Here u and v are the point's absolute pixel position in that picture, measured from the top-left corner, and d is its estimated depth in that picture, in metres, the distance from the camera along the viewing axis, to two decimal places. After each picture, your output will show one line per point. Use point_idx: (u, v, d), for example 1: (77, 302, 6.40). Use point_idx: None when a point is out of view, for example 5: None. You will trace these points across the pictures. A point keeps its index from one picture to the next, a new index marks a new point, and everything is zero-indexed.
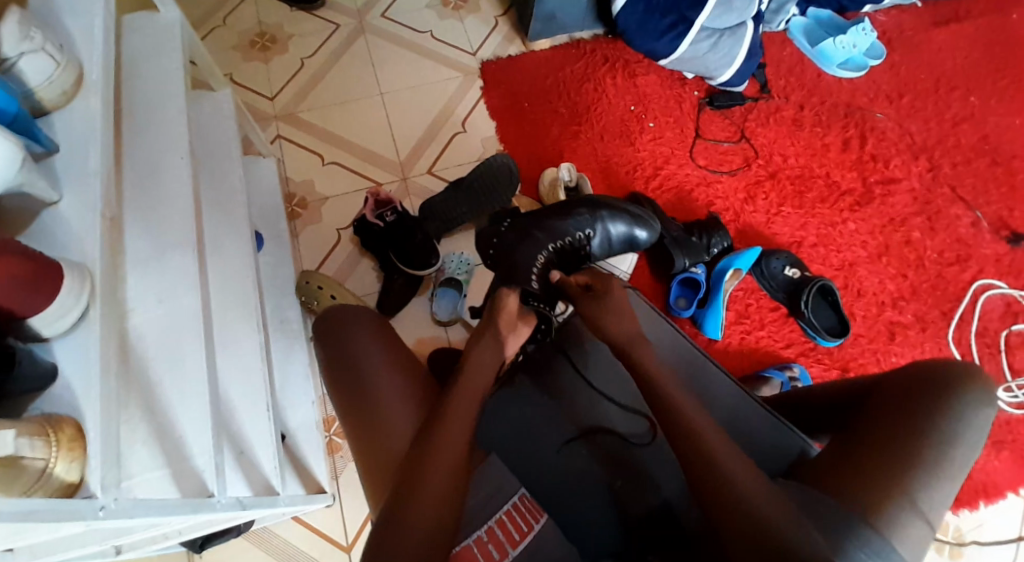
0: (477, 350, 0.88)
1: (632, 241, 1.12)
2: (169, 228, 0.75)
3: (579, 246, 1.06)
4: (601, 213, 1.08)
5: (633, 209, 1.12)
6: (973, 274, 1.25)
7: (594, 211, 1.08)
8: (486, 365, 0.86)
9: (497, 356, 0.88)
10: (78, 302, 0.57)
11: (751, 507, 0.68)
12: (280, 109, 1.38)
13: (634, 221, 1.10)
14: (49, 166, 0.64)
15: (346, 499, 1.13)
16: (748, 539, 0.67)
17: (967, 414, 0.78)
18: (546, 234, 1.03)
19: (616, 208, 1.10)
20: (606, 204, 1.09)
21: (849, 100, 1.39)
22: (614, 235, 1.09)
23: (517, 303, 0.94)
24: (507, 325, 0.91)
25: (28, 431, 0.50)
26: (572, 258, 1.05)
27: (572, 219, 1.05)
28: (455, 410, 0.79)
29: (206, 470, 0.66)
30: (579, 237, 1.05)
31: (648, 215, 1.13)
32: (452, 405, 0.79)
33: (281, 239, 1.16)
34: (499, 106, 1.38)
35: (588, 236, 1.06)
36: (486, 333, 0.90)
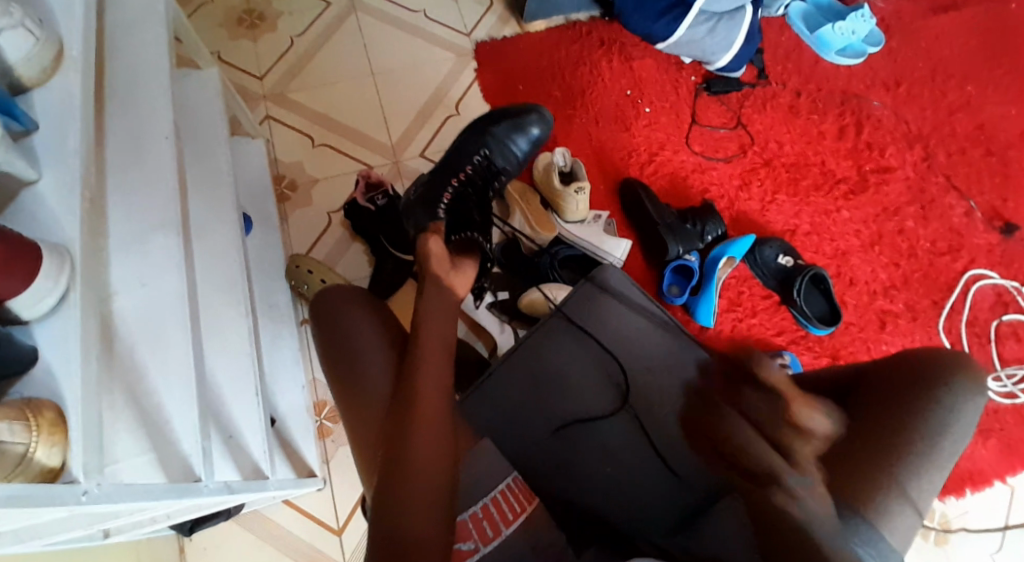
0: (429, 311, 0.86)
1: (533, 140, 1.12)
2: (154, 209, 0.73)
3: (483, 169, 1.07)
4: (488, 128, 1.08)
5: (514, 111, 1.11)
6: (965, 264, 1.25)
7: (480, 133, 1.08)
8: (443, 338, 0.83)
9: (444, 305, 0.87)
10: (56, 286, 0.56)
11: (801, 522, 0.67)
12: (269, 89, 1.35)
13: (520, 122, 1.10)
14: (27, 145, 0.62)
15: (337, 483, 1.12)
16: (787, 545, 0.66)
17: (957, 403, 0.78)
18: (446, 170, 1.06)
19: (500, 120, 1.09)
20: (487, 119, 1.09)
21: (846, 87, 1.38)
22: (512, 146, 1.09)
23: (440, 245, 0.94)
24: (442, 274, 0.91)
25: (6, 416, 0.49)
26: (480, 180, 1.07)
27: (462, 148, 1.07)
28: (428, 401, 0.76)
29: (193, 455, 0.64)
30: (478, 160, 1.07)
31: (530, 107, 1.12)
32: (428, 392, 0.77)
33: (269, 223, 1.14)
34: (493, 88, 1.36)
35: (486, 155, 1.07)
36: (427, 284, 0.90)
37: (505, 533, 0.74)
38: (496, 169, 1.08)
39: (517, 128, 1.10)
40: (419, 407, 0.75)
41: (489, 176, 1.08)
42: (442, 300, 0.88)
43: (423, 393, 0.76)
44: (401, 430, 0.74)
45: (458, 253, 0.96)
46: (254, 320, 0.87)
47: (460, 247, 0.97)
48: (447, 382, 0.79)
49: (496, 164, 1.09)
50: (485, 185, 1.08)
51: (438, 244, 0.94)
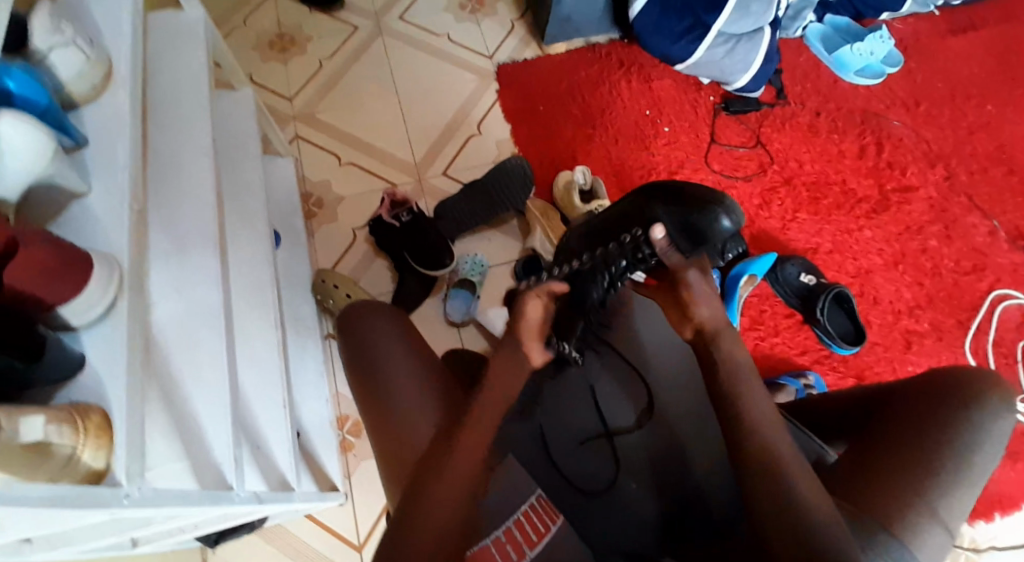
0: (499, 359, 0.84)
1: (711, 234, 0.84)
2: (192, 223, 0.75)
3: (633, 247, 0.87)
4: (652, 203, 0.88)
5: (716, 196, 0.87)
6: (990, 283, 1.24)
7: (637, 213, 0.88)
8: (509, 373, 0.83)
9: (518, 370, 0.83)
10: (105, 295, 0.58)
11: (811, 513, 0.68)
12: (297, 109, 1.38)
13: (701, 211, 0.84)
14: (78, 158, 0.65)
15: (357, 498, 1.12)
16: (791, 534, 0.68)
17: (984, 420, 0.77)
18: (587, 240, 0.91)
19: (677, 198, 0.87)
20: (667, 195, 0.88)
21: (865, 108, 1.39)
22: (679, 236, 0.84)
23: (540, 314, 0.83)
24: (524, 337, 0.82)
25: (56, 418, 0.51)
26: (619, 265, 0.88)
27: (615, 221, 0.90)
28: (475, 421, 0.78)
29: (225, 463, 0.65)
30: (629, 237, 0.87)
31: (724, 197, 0.87)
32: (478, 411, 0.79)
33: (297, 239, 1.16)
34: (516, 108, 1.38)
35: (640, 235, 0.87)
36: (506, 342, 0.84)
37: (528, 558, 0.74)
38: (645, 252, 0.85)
39: (700, 214, 0.84)
40: (467, 422, 0.78)
41: (635, 256, 0.87)
42: (513, 361, 0.83)
43: (475, 411, 0.79)
44: (444, 441, 0.76)
45: (557, 321, 0.85)
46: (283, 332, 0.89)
47: (557, 322, 0.86)
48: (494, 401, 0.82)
49: (641, 249, 0.86)
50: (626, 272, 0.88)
51: (535, 309, 0.83)
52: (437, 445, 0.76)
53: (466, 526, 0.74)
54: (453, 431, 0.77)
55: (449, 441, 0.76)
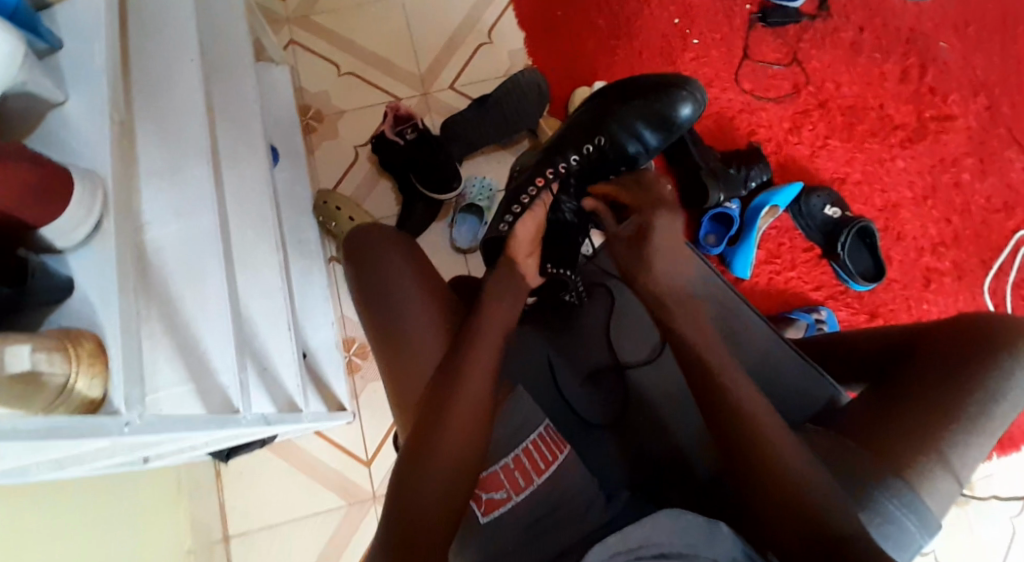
0: (495, 283, 0.82)
1: (664, 124, 1.01)
2: (184, 136, 0.69)
3: (599, 154, 1.00)
4: (611, 110, 1.01)
5: (670, 84, 1.02)
6: (1019, 223, 1.19)
7: (597, 120, 1.01)
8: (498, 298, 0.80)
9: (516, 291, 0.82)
10: (91, 213, 0.53)
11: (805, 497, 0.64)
12: (294, 10, 1.28)
13: (655, 111, 1.01)
14: (53, 63, 0.58)
15: (366, 417, 1.11)
16: (805, 525, 0.62)
17: (1013, 370, 0.75)
18: (551, 153, 1.00)
19: (632, 99, 1.01)
20: (623, 101, 1.01)
21: (913, 25, 1.27)
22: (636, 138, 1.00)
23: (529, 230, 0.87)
24: (517, 256, 0.85)
25: (46, 346, 0.46)
26: (591, 170, 0.99)
27: (579, 134, 1.01)
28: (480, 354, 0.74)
29: (231, 387, 0.62)
30: (594, 145, 1.00)
31: (684, 81, 1.02)
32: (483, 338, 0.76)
33: (297, 155, 1.10)
34: (533, 14, 1.28)
35: (600, 141, 1.00)
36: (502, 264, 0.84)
37: (536, 484, 0.74)
38: (609, 159, 1.00)
39: (662, 107, 1.01)
40: (470, 360, 0.74)
41: (601, 165, 1.00)
42: (512, 286, 0.83)
43: (474, 347, 0.75)
44: (450, 374, 0.73)
45: (547, 238, 0.90)
46: (285, 255, 0.84)
47: (554, 244, 0.91)
48: (496, 337, 0.77)
49: (609, 154, 1.00)
50: (598, 175, 1.00)
51: (526, 229, 0.87)
52: (441, 382, 0.72)
53: (477, 461, 0.71)
54: (456, 368, 0.73)
55: (454, 379, 0.72)
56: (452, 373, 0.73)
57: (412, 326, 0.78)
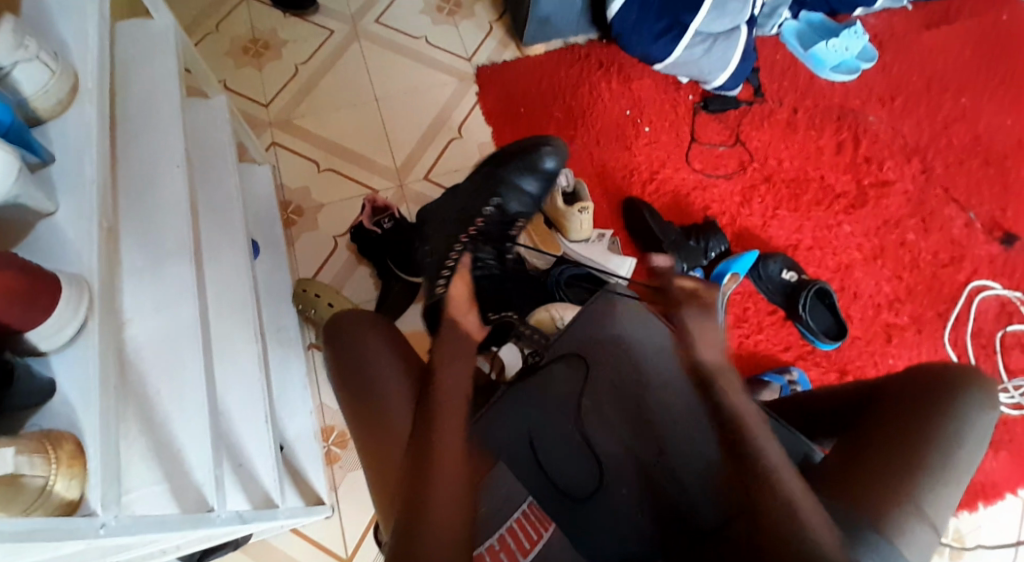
0: (451, 356, 0.86)
1: (547, 175, 1.09)
2: (166, 237, 0.74)
3: (495, 216, 1.06)
4: (498, 174, 1.08)
5: (529, 143, 1.10)
6: (968, 275, 1.25)
7: (490, 184, 1.07)
8: (460, 380, 0.83)
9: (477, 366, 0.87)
10: (76, 315, 0.57)
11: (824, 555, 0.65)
12: (274, 116, 1.37)
13: (530, 165, 1.07)
14: (44, 175, 0.63)
15: (345, 510, 1.11)
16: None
17: (969, 416, 0.78)
18: (456, 226, 1.06)
19: (508, 162, 1.08)
20: (499, 164, 1.09)
21: (841, 103, 1.40)
22: (523, 191, 1.08)
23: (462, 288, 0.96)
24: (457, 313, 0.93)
25: (27, 449, 0.50)
26: (495, 227, 1.07)
27: (474, 201, 1.07)
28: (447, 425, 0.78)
29: (205, 484, 0.64)
30: (489, 209, 1.05)
31: (547, 138, 1.10)
32: (448, 406, 0.80)
33: (276, 248, 1.15)
34: (494, 110, 1.38)
35: (495, 204, 1.06)
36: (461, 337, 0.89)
37: None
38: (506, 218, 1.07)
39: (535, 162, 1.08)
40: (441, 446, 0.76)
41: (502, 224, 1.07)
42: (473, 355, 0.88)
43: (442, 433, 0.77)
44: (426, 462, 0.74)
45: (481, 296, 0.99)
46: (263, 345, 0.88)
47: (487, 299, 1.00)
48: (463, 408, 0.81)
49: (509, 212, 1.07)
50: (502, 231, 1.08)
51: (459, 289, 0.96)
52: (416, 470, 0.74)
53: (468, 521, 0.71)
54: (429, 454, 0.75)
55: (429, 466, 0.74)
56: (426, 462, 0.74)
57: (394, 416, 0.81)
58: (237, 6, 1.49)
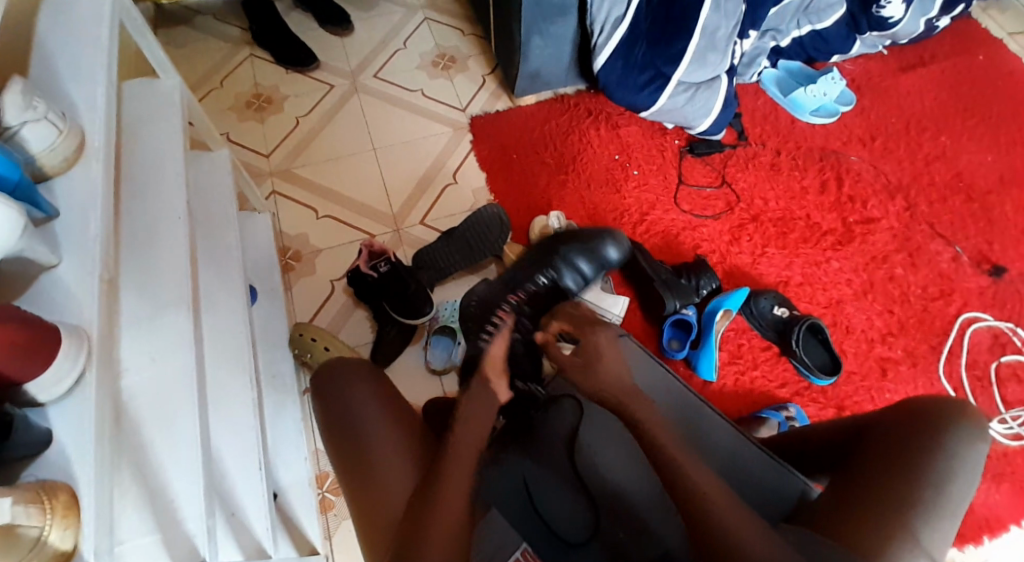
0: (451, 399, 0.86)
1: (604, 262, 1.18)
2: (164, 287, 0.76)
3: (547, 288, 1.13)
4: (561, 250, 1.16)
5: (590, 233, 1.19)
6: (958, 308, 1.26)
7: (546, 257, 1.15)
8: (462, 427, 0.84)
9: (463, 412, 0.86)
10: (74, 366, 0.59)
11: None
12: (274, 166, 1.41)
13: (588, 251, 1.18)
14: (48, 230, 0.66)
15: (339, 558, 1.11)
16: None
17: (958, 450, 0.77)
18: (508, 286, 1.13)
19: (570, 241, 1.18)
20: (561, 241, 1.18)
21: (823, 145, 1.43)
22: (579, 268, 1.15)
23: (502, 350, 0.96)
24: (490, 377, 0.91)
25: (24, 498, 0.51)
26: (549, 299, 1.13)
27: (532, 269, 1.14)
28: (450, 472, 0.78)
29: (198, 535, 0.65)
30: (542, 280, 1.13)
31: (610, 231, 1.20)
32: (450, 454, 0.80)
33: (274, 296, 1.18)
34: (487, 158, 1.42)
35: (551, 277, 1.13)
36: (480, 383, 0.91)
37: None
38: (556, 292, 1.13)
39: (592, 249, 1.17)
40: (444, 490, 0.77)
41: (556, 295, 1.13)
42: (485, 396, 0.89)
43: (448, 475, 0.78)
44: (425, 503, 0.76)
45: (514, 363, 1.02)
46: (259, 392, 0.90)
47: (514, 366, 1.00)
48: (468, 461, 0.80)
49: (561, 287, 1.14)
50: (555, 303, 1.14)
51: (498, 348, 0.96)
52: (421, 505, 0.76)
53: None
54: (433, 494, 0.76)
55: (430, 507, 0.75)
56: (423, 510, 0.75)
57: (390, 464, 0.82)
58: (240, 64, 1.55)
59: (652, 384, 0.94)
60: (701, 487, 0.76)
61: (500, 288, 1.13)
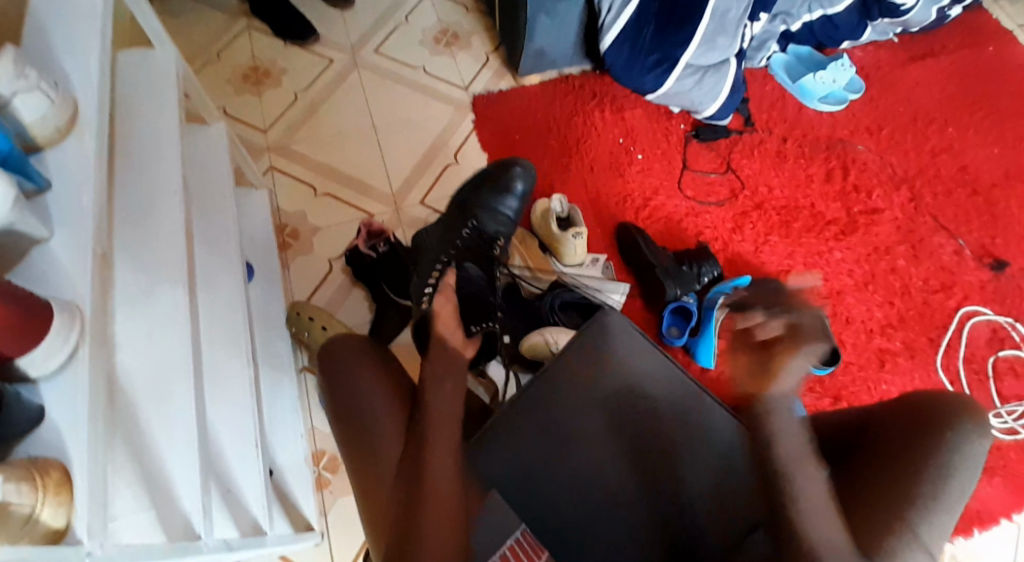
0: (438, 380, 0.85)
1: (521, 195, 1.12)
2: (160, 264, 0.75)
3: (474, 238, 1.08)
4: (474, 197, 1.11)
5: (495, 168, 1.13)
6: (958, 301, 1.26)
7: (463, 211, 1.10)
8: (453, 411, 0.82)
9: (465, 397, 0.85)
10: (67, 343, 0.57)
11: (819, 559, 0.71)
12: (272, 142, 1.39)
13: (502, 188, 1.11)
14: (40, 202, 0.64)
15: (334, 535, 1.10)
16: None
17: (960, 444, 0.76)
18: (435, 249, 1.08)
19: (482, 185, 1.11)
20: (471, 190, 1.12)
21: (829, 134, 1.42)
22: (499, 209, 1.10)
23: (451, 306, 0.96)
24: (443, 333, 0.92)
25: (15, 476, 0.50)
26: (477, 247, 1.08)
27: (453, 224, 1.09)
28: (439, 459, 0.78)
29: (193, 513, 0.64)
30: (467, 230, 1.08)
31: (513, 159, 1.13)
32: (438, 440, 0.79)
33: (271, 273, 1.16)
34: (489, 138, 1.40)
35: (473, 224, 1.08)
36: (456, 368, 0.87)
37: None
38: (484, 238, 1.09)
39: (502, 186, 1.11)
40: (433, 480, 0.76)
41: (485, 241, 1.09)
42: None
43: (433, 461, 0.77)
44: (415, 489, 0.75)
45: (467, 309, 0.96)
46: (256, 370, 0.88)
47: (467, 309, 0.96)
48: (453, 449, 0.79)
49: (488, 232, 1.09)
50: (486, 250, 1.09)
51: (445, 305, 0.96)
52: (411, 496, 0.75)
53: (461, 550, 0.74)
54: (421, 483, 0.76)
55: (419, 493, 0.75)
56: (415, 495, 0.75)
57: (385, 449, 0.81)
58: (239, 35, 1.52)
59: (653, 370, 0.90)
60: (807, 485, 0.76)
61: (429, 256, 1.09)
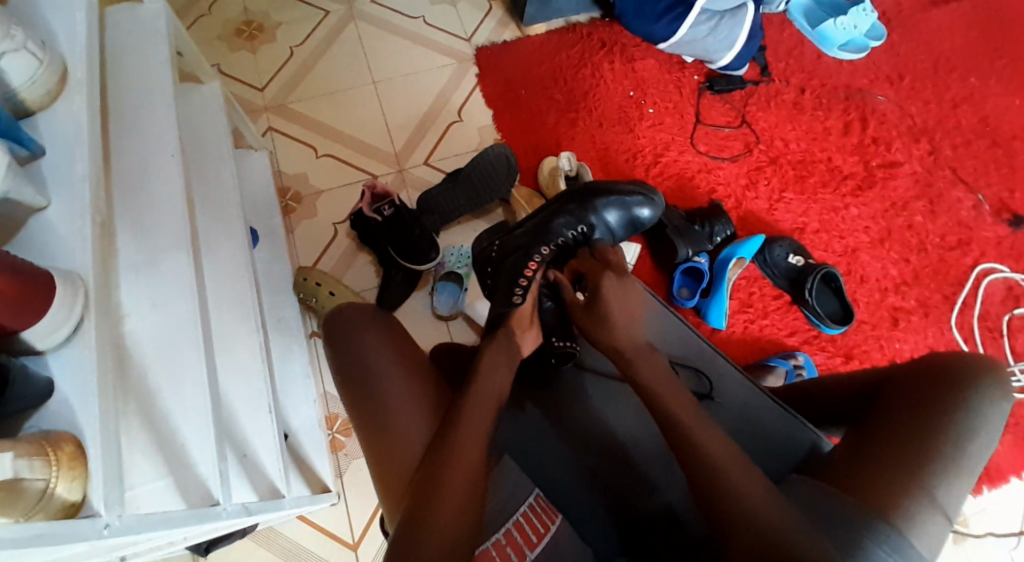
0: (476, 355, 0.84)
1: (638, 223, 1.04)
2: (162, 231, 0.72)
3: (574, 244, 1.01)
4: (592, 202, 1.01)
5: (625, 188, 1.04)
6: (975, 258, 1.24)
7: (580, 209, 1.01)
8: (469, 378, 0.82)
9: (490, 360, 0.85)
10: (70, 316, 0.55)
11: (756, 520, 0.66)
12: (270, 100, 1.34)
13: (626, 205, 1.03)
14: (34, 169, 0.61)
15: (350, 497, 1.11)
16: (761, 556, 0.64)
17: (978, 406, 0.75)
18: (530, 239, 1.01)
19: (603, 193, 1.02)
20: (592, 190, 1.03)
21: (848, 84, 1.37)
22: (611, 224, 1.03)
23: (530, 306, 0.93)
24: (517, 329, 0.90)
25: (27, 452, 0.48)
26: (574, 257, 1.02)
27: (558, 219, 1.01)
28: (465, 428, 0.76)
29: (211, 478, 0.63)
30: (570, 236, 1.00)
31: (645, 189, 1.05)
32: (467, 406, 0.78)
33: (275, 236, 1.14)
34: (494, 93, 1.35)
35: (581, 232, 1.01)
36: (501, 330, 0.89)
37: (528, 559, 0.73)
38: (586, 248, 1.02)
39: (625, 204, 1.03)
40: (460, 441, 0.75)
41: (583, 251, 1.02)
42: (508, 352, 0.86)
43: (457, 429, 0.75)
44: (436, 456, 0.73)
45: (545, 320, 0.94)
46: (265, 337, 0.86)
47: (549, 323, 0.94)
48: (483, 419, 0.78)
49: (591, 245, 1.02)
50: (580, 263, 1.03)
51: (528, 304, 0.93)
52: (428, 465, 0.73)
53: (477, 522, 0.71)
54: (441, 451, 0.73)
55: (439, 460, 0.73)
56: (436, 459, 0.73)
57: (400, 418, 0.79)
58: None
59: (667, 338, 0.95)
60: (723, 464, 0.71)
61: (517, 242, 1.02)
